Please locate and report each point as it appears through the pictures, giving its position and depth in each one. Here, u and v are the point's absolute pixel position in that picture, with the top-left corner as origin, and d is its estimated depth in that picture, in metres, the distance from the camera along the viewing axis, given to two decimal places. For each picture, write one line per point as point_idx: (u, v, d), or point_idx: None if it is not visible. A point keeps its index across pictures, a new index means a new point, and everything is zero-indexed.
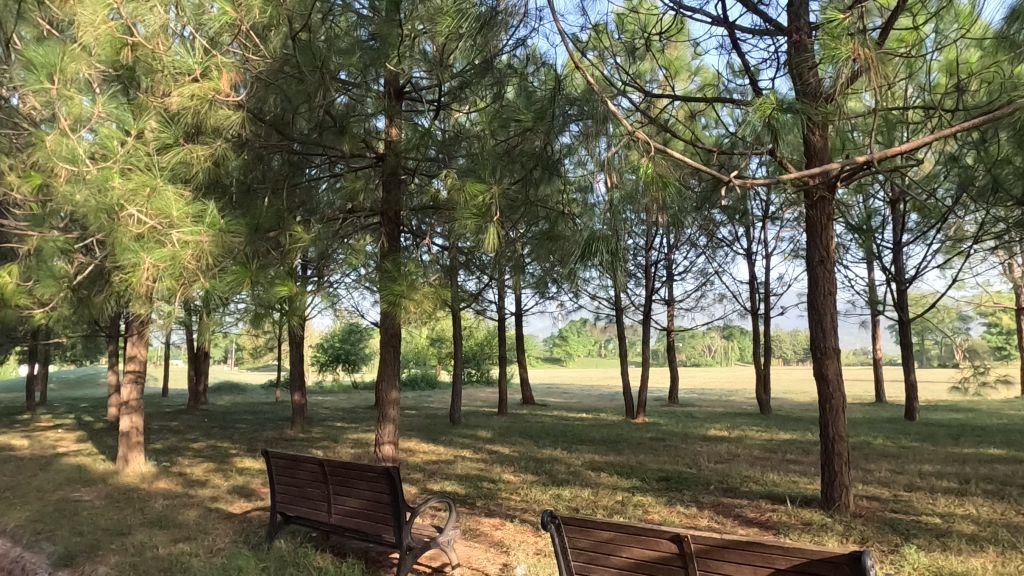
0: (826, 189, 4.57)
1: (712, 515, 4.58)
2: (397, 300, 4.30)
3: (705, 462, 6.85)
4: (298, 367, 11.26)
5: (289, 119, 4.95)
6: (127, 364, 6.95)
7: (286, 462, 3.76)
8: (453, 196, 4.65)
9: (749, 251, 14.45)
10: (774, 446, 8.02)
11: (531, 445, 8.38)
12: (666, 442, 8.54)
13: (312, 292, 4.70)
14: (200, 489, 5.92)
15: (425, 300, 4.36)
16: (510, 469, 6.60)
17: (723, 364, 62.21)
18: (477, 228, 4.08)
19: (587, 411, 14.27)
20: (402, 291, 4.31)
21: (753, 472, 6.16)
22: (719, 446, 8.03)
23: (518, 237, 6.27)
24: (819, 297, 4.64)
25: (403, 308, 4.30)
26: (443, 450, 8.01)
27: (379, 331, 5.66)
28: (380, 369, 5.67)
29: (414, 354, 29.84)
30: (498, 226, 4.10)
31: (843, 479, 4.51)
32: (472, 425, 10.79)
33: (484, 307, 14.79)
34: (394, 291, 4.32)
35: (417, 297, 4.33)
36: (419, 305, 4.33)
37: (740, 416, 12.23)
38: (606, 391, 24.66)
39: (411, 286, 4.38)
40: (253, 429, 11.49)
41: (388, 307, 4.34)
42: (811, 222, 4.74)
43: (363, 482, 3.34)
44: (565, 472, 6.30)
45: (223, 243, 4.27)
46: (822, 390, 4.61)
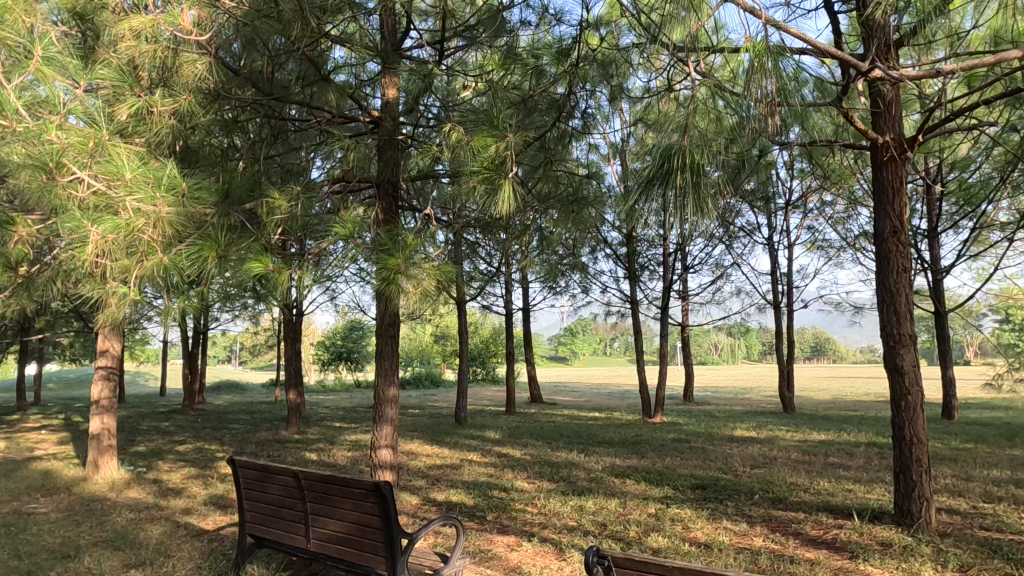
0: (899, 147, 3.86)
1: (768, 533, 3.87)
2: (393, 278, 3.58)
3: (740, 466, 6.14)
4: (293, 364, 10.57)
5: (268, 70, 4.29)
6: (98, 359, 6.27)
7: (256, 473, 3.05)
8: (457, 156, 3.93)
9: (770, 241, 13.70)
10: (812, 448, 7.29)
11: (544, 447, 7.66)
12: (691, 443, 7.81)
13: (293, 272, 3.94)
14: (173, 499, 5.23)
15: (426, 277, 3.66)
16: (523, 476, 5.88)
17: (730, 362, 61.35)
18: (491, 188, 3.39)
19: (599, 410, 13.53)
20: (399, 267, 3.60)
21: (800, 479, 5.43)
22: (751, 448, 7.31)
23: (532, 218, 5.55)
24: (892, 277, 3.92)
25: (399, 287, 3.57)
26: (448, 453, 7.29)
27: (375, 320, 4.95)
28: (377, 362, 4.96)
29: (418, 351, 29.08)
30: (514, 183, 3.42)
31: (925, 491, 3.78)
32: (479, 425, 10.08)
33: (490, 301, 14.10)
34: (388, 267, 3.60)
35: (417, 274, 3.64)
36: (420, 285, 3.62)
37: (764, 415, 11.51)
38: (617, 389, 23.88)
39: (408, 260, 3.66)
40: (247, 430, 10.78)
41: (382, 286, 3.63)
42: (881, 187, 4.02)
43: (350, 502, 2.65)
44: (586, 480, 5.58)
45: (186, 212, 3.59)
46: (895, 384, 3.90)
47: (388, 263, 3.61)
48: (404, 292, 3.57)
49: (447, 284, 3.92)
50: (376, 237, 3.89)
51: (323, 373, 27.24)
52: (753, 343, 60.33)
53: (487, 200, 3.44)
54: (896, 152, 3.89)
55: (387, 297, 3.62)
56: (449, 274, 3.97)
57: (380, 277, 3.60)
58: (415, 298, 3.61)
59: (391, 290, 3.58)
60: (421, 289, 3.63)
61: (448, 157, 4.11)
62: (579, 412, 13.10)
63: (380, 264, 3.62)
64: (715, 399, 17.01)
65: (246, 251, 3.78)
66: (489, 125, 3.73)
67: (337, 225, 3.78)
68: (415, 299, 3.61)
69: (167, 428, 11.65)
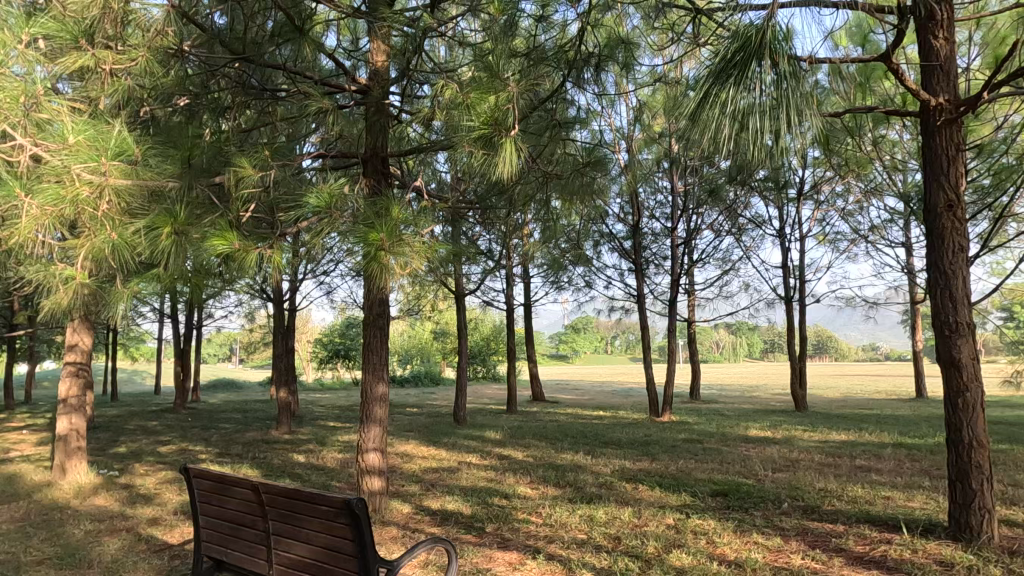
0: (956, 109, 3.39)
1: (806, 549, 3.40)
2: (374, 251, 3.01)
3: (761, 470, 5.66)
4: (283, 362, 10.08)
5: (238, 27, 3.80)
6: (66, 355, 5.86)
7: (211, 485, 2.57)
8: (448, 119, 3.43)
9: (781, 233, 13.22)
10: (834, 448, 6.82)
11: (548, 448, 7.18)
12: (704, 444, 7.32)
13: (263, 248, 3.30)
14: (141, 507, 4.77)
15: (411, 251, 3.09)
16: (526, 482, 5.40)
17: (732, 360, 60.85)
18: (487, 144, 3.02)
19: (604, 409, 13.03)
20: (381, 239, 3.01)
21: (831, 485, 4.94)
22: (770, 450, 6.82)
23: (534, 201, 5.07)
24: (946, 258, 3.43)
25: (382, 266, 3.02)
26: (445, 456, 6.79)
27: (362, 308, 4.46)
28: (363, 356, 4.47)
29: (418, 348, 28.59)
30: (516, 142, 3.03)
31: (986, 502, 3.31)
32: (479, 425, 9.61)
33: (491, 296, 13.64)
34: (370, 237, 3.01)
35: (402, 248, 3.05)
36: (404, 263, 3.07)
37: (776, 414, 11.05)
38: (621, 387, 23.41)
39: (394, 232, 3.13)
40: (236, 430, 10.30)
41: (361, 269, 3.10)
42: (934, 156, 3.53)
43: (317, 522, 2.18)
44: (594, 485, 5.11)
45: (139, 182, 3.13)
46: (950, 380, 3.41)
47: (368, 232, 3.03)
48: (386, 269, 3.01)
49: (434, 264, 3.38)
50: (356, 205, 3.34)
51: (321, 371, 26.75)
52: (755, 341, 59.82)
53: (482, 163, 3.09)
54: (951, 115, 3.41)
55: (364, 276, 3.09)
56: (440, 252, 3.47)
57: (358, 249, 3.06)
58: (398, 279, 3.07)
59: (372, 267, 3.01)
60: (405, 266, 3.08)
61: (439, 121, 3.65)
62: (583, 410, 12.63)
63: (357, 233, 3.07)
64: (722, 398, 16.54)
65: (209, 225, 3.28)
66: (488, 77, 3.25)
67: (311, 194, 3.27)
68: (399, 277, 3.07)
69: (154, 427, 11.20)
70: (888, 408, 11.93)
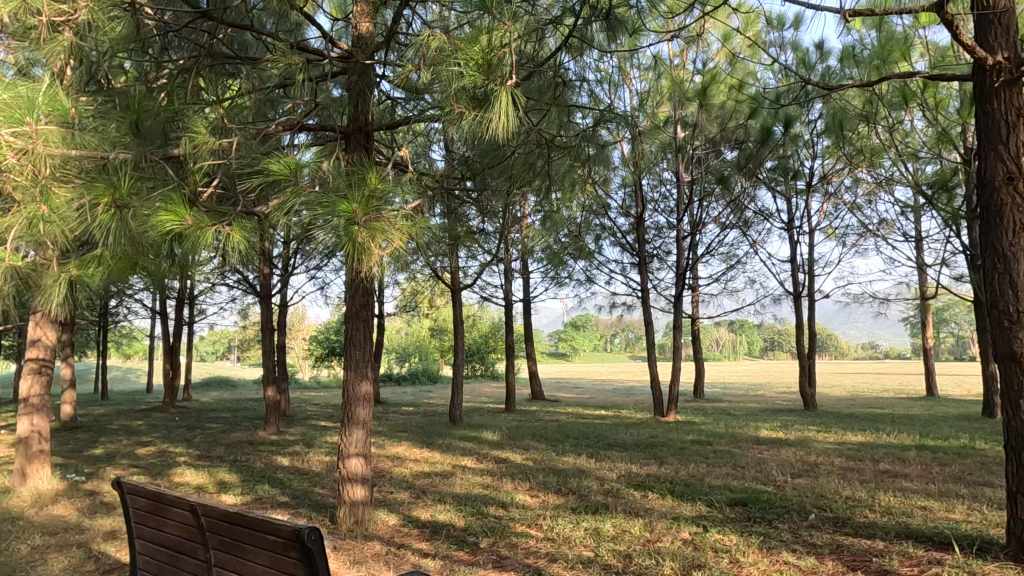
0: (1017, 68, 2.94)
1: (845, 571, 2.97)
2: (344, 224, 2.52)
3: (780, 476, 5.22)
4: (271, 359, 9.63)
5: None
6: (28, 351, 5.41)
7: (147, 503, 2.14)
8: (435, 73, 3.01)
9: (789, 226, 12.79)
10: (852, 450, 6.39)
11: (548, 450, 6.74)
12: (715, 446, 6.88)
13: (220, 225, 2.85)
14: (100, 518, 4.33)
15: (383, 225, 2.62)
16: (524, 489, 4.96)
17: (732, 358, 60.45)
18: (485, 96, 2.70)
19: (606, 409, 12.61)
20: (356, 211, 2.53)
21: (859, 493, 4.50)
22: (785, 453, 6.38)
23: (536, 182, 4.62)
24: (1005, 239, 2.99)
25: (353, 239, 2.53)
26: (439, 460, 6.34)
27: (345, 298, 4.03)
28: (346, 351, 4.04)
29: (415, 346, 28.15)
30: (513, 94, 2.64)
31: None
32: (475, 425, 9.17)
33: (489, 291, 13.22)
34: (339, 208, 2.52)
35: (378, 222, 2.59)
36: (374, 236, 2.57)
37: (785, 413, 10.63)
38: (622, 386, 22.97)
39: (370, 200, 2.66)
40: (223, 430, 9.86)
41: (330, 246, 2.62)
42: (992, 122, 3.07)
43: (265, 554, 1.75)
44: (599, 493, 4.68)
45: (73, 149, 2.74)
46: (1011, 378, 2.97)
47: (335, 201, 2.55)
48: (356, 246, 2.53)
49: (415, 245, 2.89)
50: (324, 174, 2.90)
51: (316, 368, 26.30)
52: (756, 339, 59.37)
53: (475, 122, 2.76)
54: (1011, 74, 2.96)
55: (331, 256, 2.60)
56: (425, 232, 3.00)
57: (321, 220, 2.54)
58: (367, 260, 2.56)
59: (340, 242, 2.53)
60: (376, 246, 2.56)
61: (425, 81, 3.22)
62: (584, 409, 12.19)
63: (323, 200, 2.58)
64: (726, 396, 16.11)
65: (159, 199, 2.85)
66: (481, 21, 2.85)
67: (273, 160, 2.81)
68: (372, 257, 2.57)
69: (138, 427, 10.76)
70: (901, 407, 11.51)
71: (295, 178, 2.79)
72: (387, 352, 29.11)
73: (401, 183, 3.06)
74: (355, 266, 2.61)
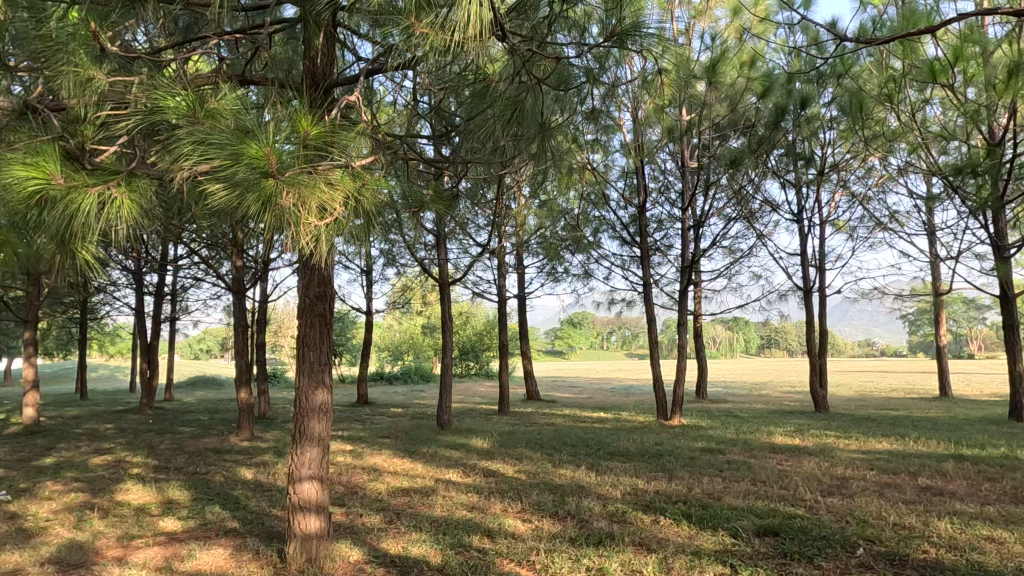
0: None
1: None
2: (249, 169, 1.80)
3: (808, 494, 4.54)
4: (244, 359, 8.90)
5: None
6: None
7: None
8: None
9: (798, 216, 12.11)
10: (882, 461, 5.71)
11: (543, 461, 6.06)
12: (727, 456, 6.22)
13: (104, 184, 2.12)
14: (7, 551, 3.61)
15: (307, 177, 1.91)
16: (515, 512, 4.27)
17: (729, 356, 59.93)
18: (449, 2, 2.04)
19: (604, 410, 11.96)
20: (269, 155, 1.82)
21: (908, 519, 3.83)
22: (807, 465, 5.69)
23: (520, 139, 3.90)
24: None
25: (252, 197, 1.80)
26: (420, 473, 5.64)
27: (299, 287, 3.33)
28: (299, 353, 3.35)
29: (409, 343, 27.43)
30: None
31: None
32: (465, 430, 8.48)
33: (482, 285, 12.53)
34: (240, 149, 1.80)
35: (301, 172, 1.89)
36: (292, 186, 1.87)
37: (796, 416, 9.99)
38: (620, 385, 22.28)
39: (287, 146, 1.91)
40: (194, 435, 9.12)
41: (227, 208, 1.87)
42: None
43: None
44: (604, 518, 4.00)
45: None
46: None
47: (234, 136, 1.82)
48: (265, 204, 1.81)
49: (363, 210, 2.20)
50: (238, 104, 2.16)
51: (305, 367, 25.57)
52: (754, 337, 58.80)
53: (452, 29, 2.22)
54: None
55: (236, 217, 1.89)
56: (379, 193, 2.31)
57: (213, 168, 1.81)
58: (284, 222, 1.86)
59: (244, 197, 1.82)
60: (291, 201, 1.85)
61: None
62: (582, 412, 11.53)
63: (219, 135, 1.86)
64: (730, 396, 15.44)
65: (24, 150, 2.15)
66: None
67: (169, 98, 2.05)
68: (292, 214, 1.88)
69: (105, 431, 10.05)
70: (917, 408, 10.88)
71: (194, 115, 2.02)
72: (379, 350, 28.38)
73: (350, 132, 2.39)
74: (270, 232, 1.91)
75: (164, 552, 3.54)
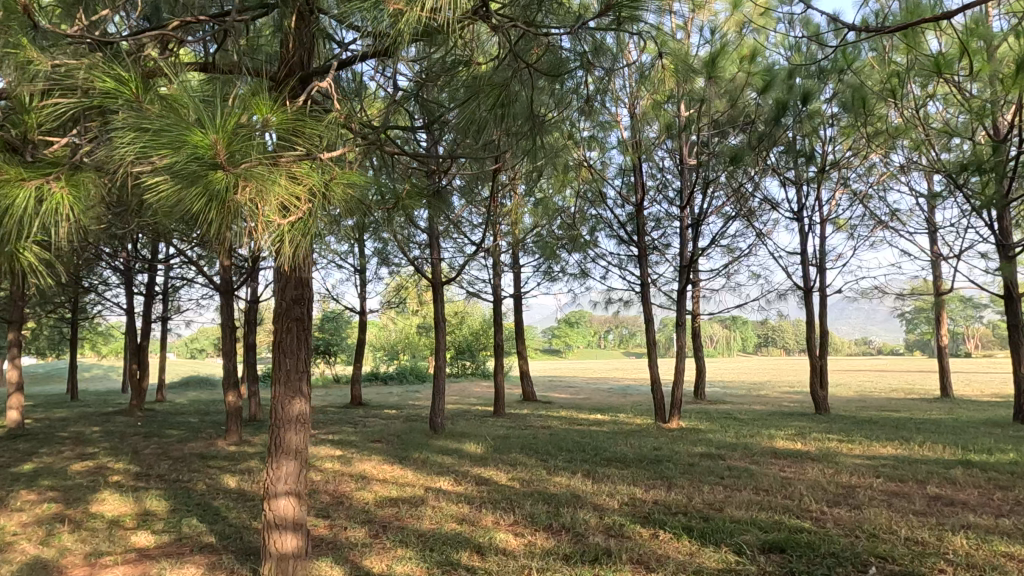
0: None
1: None
2: (191, 160, 1.59)
3: (813, 504, 4.34)
4: (232, 361, 8.69)
5: None
6: None
7: None
8: None
9: (798, 213, 11.91)
10: (888, 468, 5.52)
11: (538, 467, 5.86)
12: (728, 462, 6.03)
13: (41, 179, 1.90)
14: None
15: (261, 169, 1.70)
16: (507, 525, 4.07)
17: (726, 354, 59.84)
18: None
19: (602, 412, 11.76)
20: (214, 144, 1.61)
21: (921, 533, 3.63)
22: (811, 472, 5.50)
23: (509, 129, 3.68)
24: None
25: (193, 191, 1.60)
26: (410, 481, 5.43)
27: (272, 290, 3.12)
28: (274, 360, 3.15)
29: (405, 343, 27.23)
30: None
31: None
32: (458, 433, 8.28)
33: (477, 285, 12.33)
34: (179, 137, 1.59)
35: (252, 162, 1.69)
36: (243, 178, 1.66)
37: (796, 417, 9.80)
38: (617, 385, 22.10)
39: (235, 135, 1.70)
40: (181, 439, 8.91)
41: (170, 206, 1.66)
42: None
43: None
44: (600, 533, 3.80)
45: None
46: None
47: (174, 123, 1.61)
48: (211, 199, 1.60)
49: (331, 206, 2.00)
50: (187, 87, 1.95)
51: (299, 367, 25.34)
52: (751, 335, 58.72)
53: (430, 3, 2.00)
54: None
55: (180, 214, 1.68)
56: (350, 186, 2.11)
57: (150, 159, 1.59)
58: (235, 218, 1.65)
59: (187, 192, 1.61)
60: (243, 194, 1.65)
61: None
62: (579, 414, 11.33)
63: (158, 122, 1.65)
64: (728, 397, 15.25)
65: None
66: None
67: (111, 81, 1.84)
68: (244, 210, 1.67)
69: (91, 434, 9.83)
70: (919, 410, 10.70)
71: (136, 99, 1.80)
72: (375, 349, 28.15)
73: (319, 121, 2.18)
74: (221, 231, 1.70)
75: (133, 571, 3.34)
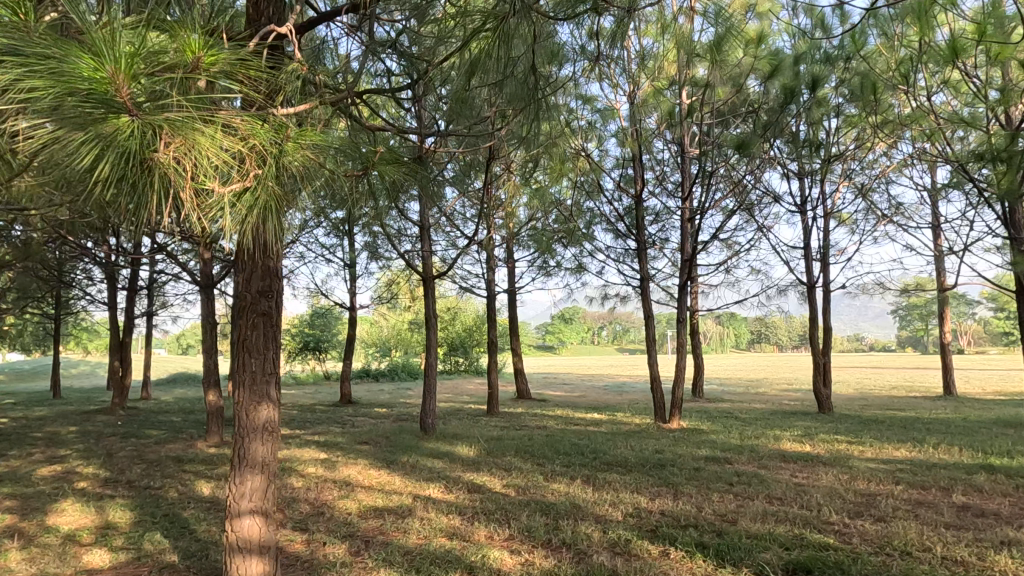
0: None
1: None
2: (87, 101, 1.29)
3: (834, 516, 4.00)
4: (213, 358, 8.29)
5: None
6: None
7: None
8: None
9: (801, 206, 11.57)
10: (907, 474, 5.19)
11: (535, 472, 5.50)
12: (736, 466, 5.69)
13: None
14: None
15: (189, 126, 1.44)
16: (501, 540, 3.71)
17: (720, 351, 59.77)
18: None
19: (599, 411, 11.44)
20: (115, 78, 1.31)
21: (958, 551, 3.29)
22: (826, 477, 5.15)
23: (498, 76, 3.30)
24: None
25: (87, 140, 1.32)
26: (397, 488, 5.06)
27: (237, 279, 2.76)
28: (239, 361, 2.78)
29: (397, 339, 26.86)
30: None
31: None
32: (450, 435, 7.92)
33: (470, 280, 11.96)
34: (65, 67, 1.28)
35: (175, 114, 1.42)
36: (165, 135, 1.40)
37: (800, 417, 9.49)
38: (612, 382, 21.80)
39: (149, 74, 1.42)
40: (161, 440, 8.51)
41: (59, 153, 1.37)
42: None
43: None
44: (605, 550, 3.44)
45: None
46: None
47: (62, 51, 1.31)
48: (119, 151, 1.33)
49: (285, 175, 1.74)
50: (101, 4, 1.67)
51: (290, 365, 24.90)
52: (745, 332, 58.66)
53: None
54: None
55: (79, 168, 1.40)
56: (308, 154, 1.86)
57: (28, 96, 1.29)
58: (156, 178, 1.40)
59: (80, 142, 1.33)
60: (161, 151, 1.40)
61: None
62: (576, 413, 10.98)
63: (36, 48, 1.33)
64: (728, 394, 14.93)
65: None
66: None
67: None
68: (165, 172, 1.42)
69: (67, 435, 9.41)
70: (925, 409, 10.40)
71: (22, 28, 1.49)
72: (366, 346, 27.81)
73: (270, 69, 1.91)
74: (138, 194, 1.44)
75: None
